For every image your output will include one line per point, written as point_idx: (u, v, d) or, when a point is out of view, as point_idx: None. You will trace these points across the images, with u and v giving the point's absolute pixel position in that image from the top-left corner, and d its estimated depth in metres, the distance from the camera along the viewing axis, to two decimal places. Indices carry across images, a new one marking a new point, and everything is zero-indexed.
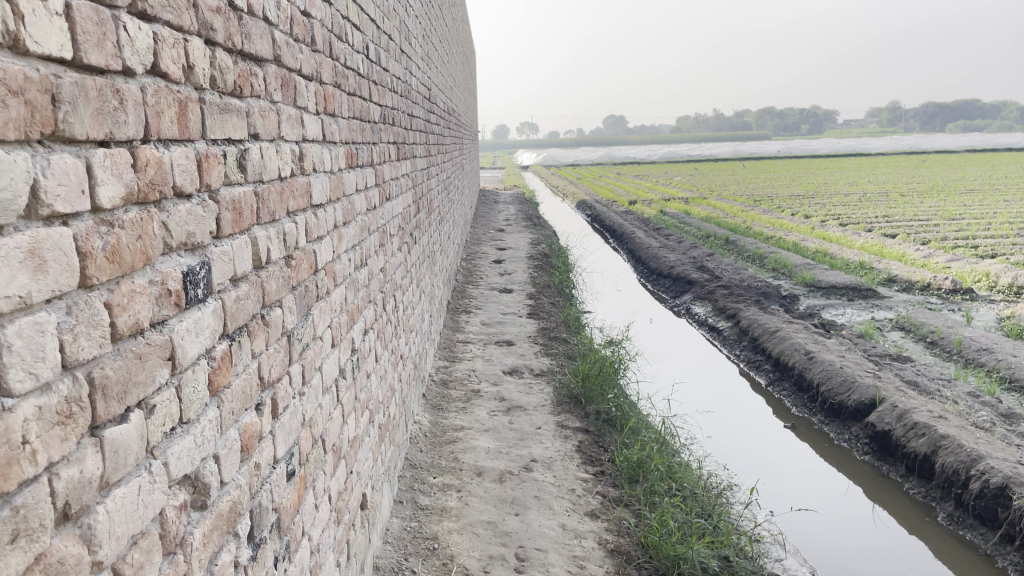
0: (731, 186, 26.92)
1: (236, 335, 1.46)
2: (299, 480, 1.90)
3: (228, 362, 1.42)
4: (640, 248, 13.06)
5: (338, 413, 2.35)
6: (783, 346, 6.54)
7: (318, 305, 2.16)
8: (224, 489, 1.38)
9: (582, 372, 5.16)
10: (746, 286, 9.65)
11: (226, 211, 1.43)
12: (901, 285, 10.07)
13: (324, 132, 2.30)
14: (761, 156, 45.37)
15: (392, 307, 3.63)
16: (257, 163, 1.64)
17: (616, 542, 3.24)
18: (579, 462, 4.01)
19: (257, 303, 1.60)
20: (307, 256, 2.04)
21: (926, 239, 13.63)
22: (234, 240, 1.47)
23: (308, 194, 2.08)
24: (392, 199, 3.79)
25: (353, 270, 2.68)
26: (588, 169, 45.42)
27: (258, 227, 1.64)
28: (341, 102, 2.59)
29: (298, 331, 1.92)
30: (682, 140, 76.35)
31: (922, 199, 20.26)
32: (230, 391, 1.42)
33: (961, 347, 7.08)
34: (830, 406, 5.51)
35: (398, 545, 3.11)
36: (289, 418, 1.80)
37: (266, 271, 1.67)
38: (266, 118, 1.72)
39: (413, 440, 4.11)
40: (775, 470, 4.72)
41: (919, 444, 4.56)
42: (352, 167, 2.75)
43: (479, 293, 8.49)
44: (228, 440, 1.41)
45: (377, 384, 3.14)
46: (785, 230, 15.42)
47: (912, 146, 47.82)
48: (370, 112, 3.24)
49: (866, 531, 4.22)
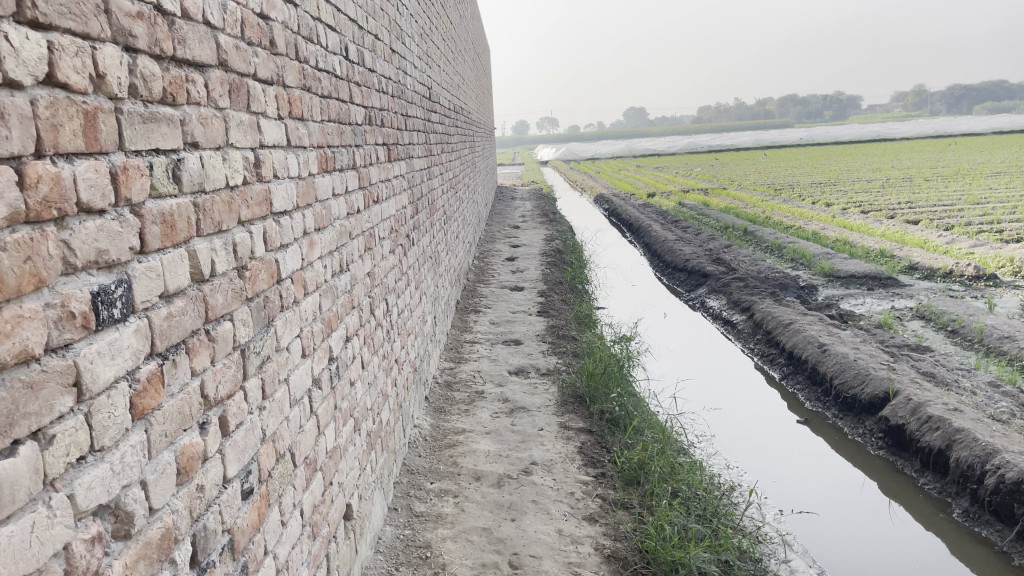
0: (751, 175, 26.62)
1: (169, 354, 1.41)
2: (261, 498, 1.84)
3: (158, 383, 1.36)
4: (656, 242, 12.92)
5: (311, 425, 2.29)
6: (797, 339, 6.40)
7: (284, 316, 2.10)
8: (154, 516, 1.32)
9: (588, 371, 5.06)
10: (763, 278, 9.49)
11: (152, 225, 1.37)
12: (923, 273, 9.86)
13: (289, 137, 2.24)
14: (783, 144, 44.78)
15: (383, 312, 3.57)
16: (197, 173, 1.58)
17: (613, 547, 3.15)
18: (580, 464, 3.93)
19: (198, 318, 1.54)
20: (266, 266, 1.97)
21: (949, 224, 13.35)
22: (164, 254, 1.41)
23: (267, 201, 2.01)
24: (382, 202, 3.73)
25: (330, 277, 2.62)
26: (607, 162, 45.12)
27: (199, 239, 1.58)
28: (311, 105, 2.52)
29: (256, 343, 1.86)
30: (703, 129, 75.66)
31: (945, 183, 19.91)
32: (161, 413, 1.37)
33: (982, 335, 6.90)
34: (844, 400, 5.37)
35: (389, 554, 3.05)
36: (243, 436, 1.74)
37: (210, 284, 1.61)
38: (207, 125, 1.66)
39: (412, 445, 4.05)
40: (786, 467, 4.60)
41: (933, 438, 4.42)
42: (328, 172, 2.69)
43: (490, 291, 8.41)
44: (159, 465, 1.35)
45: (364, 391, 3.08)
46: (805, 219, 15.20)
47: (938, 129, 46.97)
48: (352, 113, 3.16)
49: (881, 529, 4.09)
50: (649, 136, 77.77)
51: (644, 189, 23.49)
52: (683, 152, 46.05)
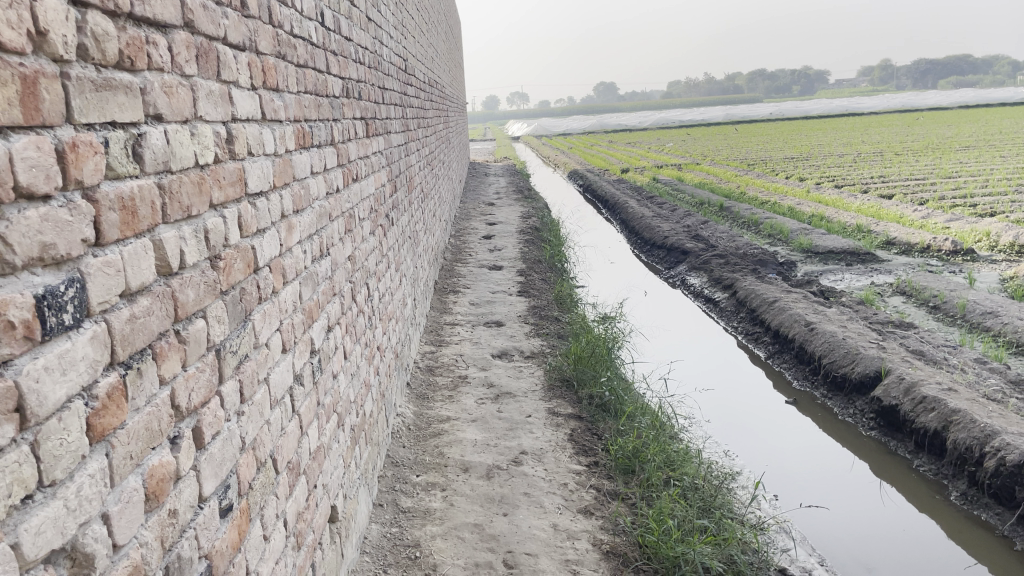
0: (724, 150, 26.56)
1: (134, 362, 1.21)
2: (241, 515, 1.65)
3: (121, 397, 1.16)
4: (632, 219, 12.78)
5: (294, 425, 2.10)
6: (783, 318, 6.30)
7: (263, 308, 1.90)
8: (119, 554, 1.13)
9: (574, 354, 4.91)
10: (741, 254, 9.39)
11: (110, 211, 1.17)
12: (900, 248, 9.82)
13: (263, 110, 2.02)
14: (754, 119, 44.80)
15: (364, 298, 3.37)
16: (161, 149, 1.37)
17: (612, 543, 3.01)
18: (571, 452, 3.78)
19: (166, 318, 1.34)
20: (242, 253, 1.77)
21: (923, 199, 13.36)
22: (125, 246, 1.21)
23: (241, 180, 1.80)
24: (361, 180, 3.52)
25: (310, 263, 2.41)
26: (579, 137, 44.79)
27: (166, 226, 1.37)
28: (287, 75, 2.30)
29: (232, 342, 1.65)
30: (674, 104, 75.43)
31: (917, 158, 20.01)
32: (126, 432, 1.17)
33: (965, 311, 6.85)
34: (833, 379, 5.28)
35: (376, 555, 2.88)
36: (220, 447, 1.54)
37: (179, 278, 1.40)
38: (173, 94, 1.44)
39: (395, 435, 3.87)
40: (779, 450, 4.50)
41: (928, 419, 4.33)
42: (305, 148, 2.47)
43: (467, 271, 8.22)
44: (124, 493, 1.15)
45: (348, 383, 2.89)
46: (781, 193, 15.16)
47: (905, 104, 47.37)
48: (328, 84, 2.94)
49: (877, 512, 4.01)
50: (620, 111, 77.54)
51: (617, 165, 23.33)
52: (655, 127, 45.86)
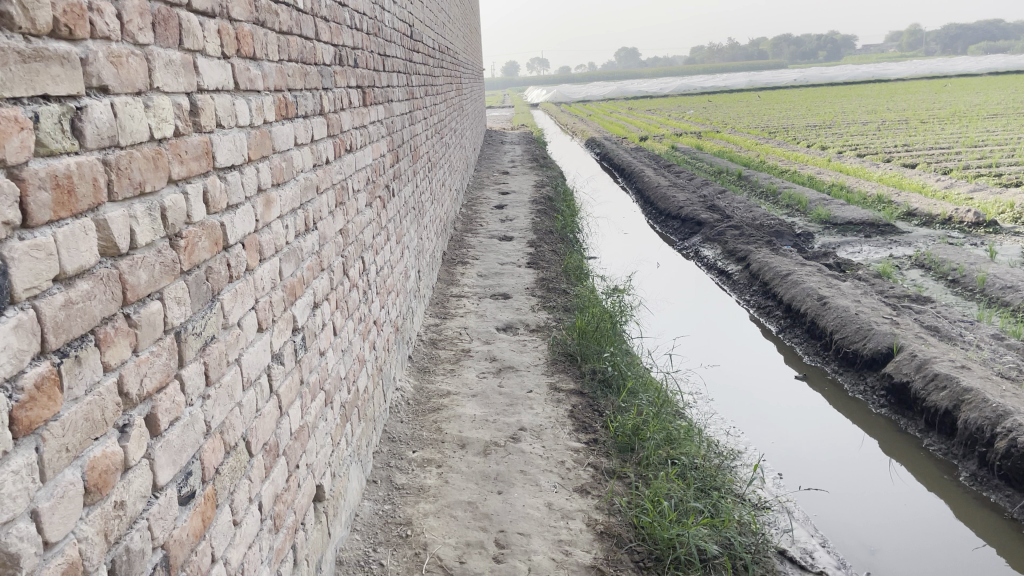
0: (744, 118, 26.12)
1: (71, 349, 1.15)
2: (206, 501, 1.60)
3: (54, 388, 1.10)
4: (648, 188, 12.61)
5: (271, 406, 2.05)
6: (795, 291, 6.17)
7: (234, 287, 1.83)
8: (51, 552, 1.08)
9: (579, 328, 4.84)
10: (757, 224, 9.23)
11: (40, 192, 1.10)
12: (921, 219, 9.61)
13: (236, 81, 1.94)
14: (777, 85, 44.02)
15: (359, 272, 3.30)
16: (107, 123, 1.30)
17: (607, 523, 2.96)
18: (571, 429, 3.72)
19: (112, 302, 1.28)
20: (208, 232, 1.70)
21: (946, 168, 13.07)
22: (60, 227, 1.14)
23: (208, 155, 1.73)
24: (356, 150, 3.43)
25: (293, 238, 2.35)
26: (598, 104, 44.31)
27: (114, 205, 1.31)
28: (266, 43, 2.21)
29: (195, 324, 1.59)
30: (696, 69, 74.26)
31: (942, 126, 19.55)
32: (61, 425, 1.12)
33: (984, 286, 6.68)
34: (844, 355, 5.18)
35: (367, 533, 2.85)
36: (180, 433, 1.49)
37: (129, 259, 1.34)
38: (123, 64, 1.37)
39: (393, 410, 3.83)
40: (785, 428, 4.41)
41: (939, 398, 4.23)
42: (289, 119, 2.39)
43: (478, 242, 8.14)
44: (58, 488, 1.10)
45: (338, 360, 2.83)
46: (801, 163, 14.89)
47: (933, 70, 46.32)
48: (318, 52, 2.84)
49: (883, 492, 3.93)
50: (642, 77, 76.52)
51: (634, 133, 23.04)
52: (676, 94, 45.22)
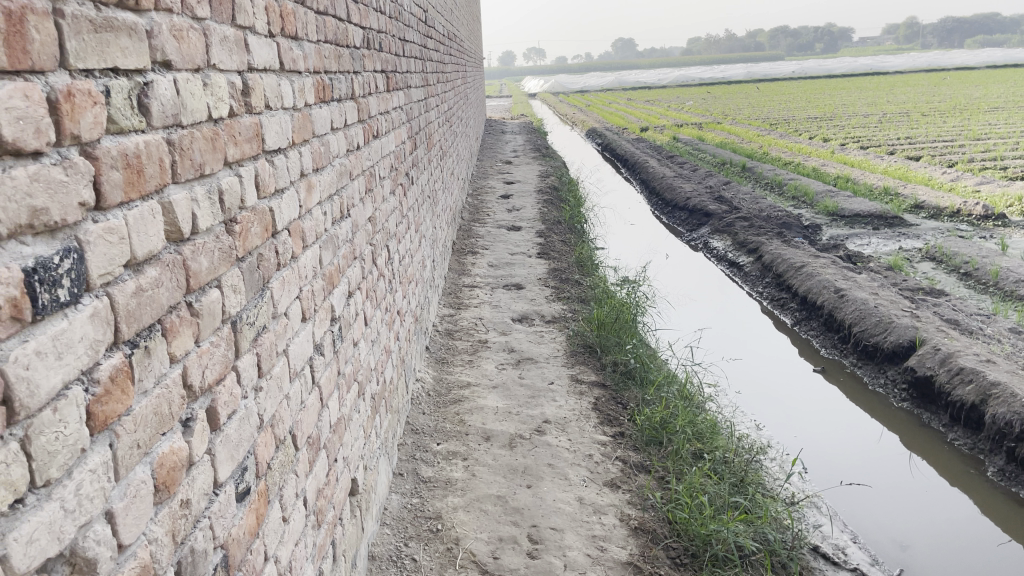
0: (744, 109, 26.03)
1: (141, 340, 1.08)
2: (259, 497, 1.54)
3: (126, 381, 1.04)
4: (653, 179, 12.53)
5: (314, 398, 1.98)
6: (810, 284, 6.12)
7: (281, 275, 1.76)
8: (124, 555, 1.02)
9: (597, 319, 4.77)
10: (765, 216, 9.17)
11: (112, 170, 1.03)
12: (929, 212, 9.55)
13: (281, 61, 1.87)
14: (775, 77, 43.93)
15: (384, 261, 3.23)
16: (170, 99, 1.23)
17: (641, 519, 2.91)
18: (596, 422, 3.66)
19: (177, 289, 1.21)
20: (259, 217, 1.63)
21: (951, 161, 13.02)
22: (130, 209, 1.07)
23: (258, 136, 1.65)
24: (381, 136, 3.35)
25: (330, 225, 2.28)
26: (597, 94, 44.15)
27: (177, 187, 1.24)
28: (306, 22, 2.13)
29: (248, 314, 1.53)
30: (693, 60, 74.12)
31: (944, 118, 19.47)
32: (133, 419, 1.05)
33: (997, 279, 6.63)
34: (864, 348, 5.13)
35: (397, 528, 2.79)
36: (237, 427, 1.43)
37: (190, 244, 1.27)
38: (184, 39, 1.29)
39: (415, 402, 3.76)
40: (808, 423, 4.37)
41: (965, 392, 4.19)
42: (325, 102, 2.31)
43: (486, 232, 8.07)
44: (130, 486, 1.04)
45: (368, 350, 2.77)
46: (804, 154, 14.82)
47: (931, 63, 46.28)
48: (349, 34, 2.77)
49: (909, 486, 3.89)
50: (641, 67, 76.30)
51: (635, 124, 22.94)
52: (675, 84, 45.07)
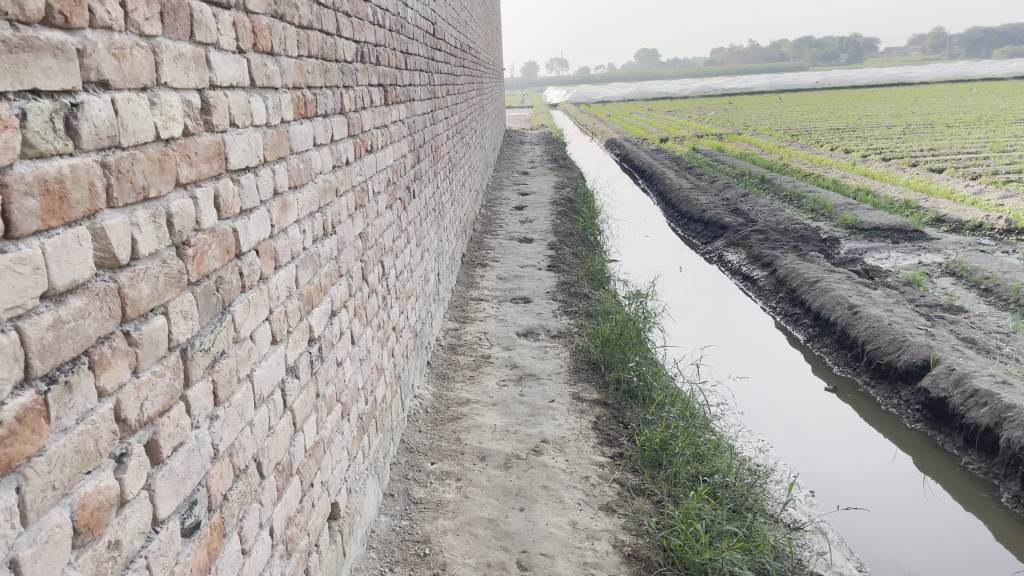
0: (766, 120, 25.81)
1: (61, 375, 1.03)
2: (212, 531, 1.48)
3: (39, 419, 0.98)
4: (670, 190, 12.42)
5: (285, 423, 1.93)
6: (824, 299, 6.00)
7: (246, 297, 1.71)
8: None
9: (602, 335, 4.69)
10: (782, 229, 9.03)
11: (27, 198, 0.98)
12: (950, 226, 9.36)
13: (252, 77, 1.82)
14: (799, 87, 43.60)
15: (378, 277, 3.18)
16: (107, 120, 1.18)
17: (635, 545, 2.82)
18: (595, 442, 3.58)
19: (110, 319, 1.16)
20: (219, 238, 1.58)
21: (975, 173, 12.78)
22: (49, 237, 1.02)
23: (220, 156, 1.60)
24: (377, 151, 3.31)
25: (310, 244, 2.22)
26: (617, 104, 44.05)
27: (114, 211, 1.19)
28: (285, 37, 2.09)
29: (203, 340, 1.47)
30: (715, 71, 73.81)
31: (970, 130, 19.15)
32: (48, 459, 1.00)
33: (1018, 296, 6.46)
34: (877, 367, 5.01)
35: (383, 551, 2.73)
36: (184, 459, 1.37)
37: (129, 271, 1.22)
38: (127, 58, 1.25)
39: (411, 419, 3.70)
40: (817, 444, 4.25)
41: (980, 415, 4.05)
42: (307, 118, 2.26)
43: (497, 243, 8.01)
44: (43, 530, 0.98)
45: (355, 369, 2.71)
46: (825, 166, 14.63)
47: (956, 73, 45.74)
48: (339, 48, 2.73)
49: (920, 512, 3.76)
50: (663, 78, 76.20)
51: (655, 134, 22.80)
52: (696, 95, 44.86)
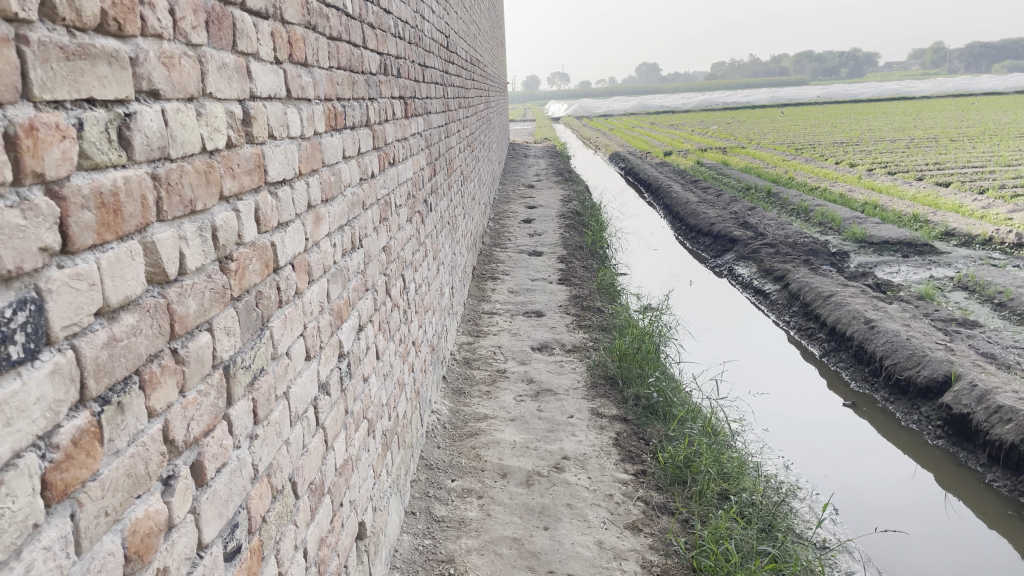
0: (770, 134, 25.85)
1: (114, 396, 0.99)
2: (252, 554, 1.43)
3: (94, 445, 0.94)
4: (677, 204, 12.40)
5: (318, 441, 1.88)
6: (840, 313, 5.96)
7: (283, 313, 1.67)
8: None
9: (619, 350, 4.65)
10: (792, 243, 8.99)
11: (84, 211, 0.94)
12: (960, 240, 9.32)
13: (288, 88, 1.79)
14: (801, 101, 43.74)
15: (399, 291, 3.14)
16: (157, 130, 1.14)
17: (663, 566, 2.77)
18: (617, 459, 3.53)
19: (159, 336, 1.11)
20: (259, 252, 1.54)
21: (982, 187, 12.74)
22: (103, 252, 0.98)
23: (259, 168, 1.56)
24: (398, 163, 3.28)
25: (340, 257, 2.18)
26: (619, 118, 44.20)
27: (163, 224, 1.15)
28: (317, 48, 2.05)
29: (244, 356, 1.43)
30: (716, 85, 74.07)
31: (974, 143, 19.13)
32: (101, 482, 0.96)
33: None
34: (896, 383, 4.96)
35: (407, 570, 2.67)
36: (227, 480, 1.33)
37: (177, 285, 1.18)
38: (175, 67, 1.21)
39: (429, 435, 3.65)
40: (838, 460, 4.20)
41: (1004, 431, 3.98)
42: (337, 130, 2.23)
43: (507, 257, 7.96)
44: (96, 556, 0.94)
45: (379, 385, 2.66)
46: (831, 179, 14.61)
47: (958, 87, 45.85)
48: (365, 60, 2.70)
49: (946, 530, 3.69)
50: (666, 92, 76.47)
51: (660, 147, 22.83)
52: (699, 108, 44.96)
